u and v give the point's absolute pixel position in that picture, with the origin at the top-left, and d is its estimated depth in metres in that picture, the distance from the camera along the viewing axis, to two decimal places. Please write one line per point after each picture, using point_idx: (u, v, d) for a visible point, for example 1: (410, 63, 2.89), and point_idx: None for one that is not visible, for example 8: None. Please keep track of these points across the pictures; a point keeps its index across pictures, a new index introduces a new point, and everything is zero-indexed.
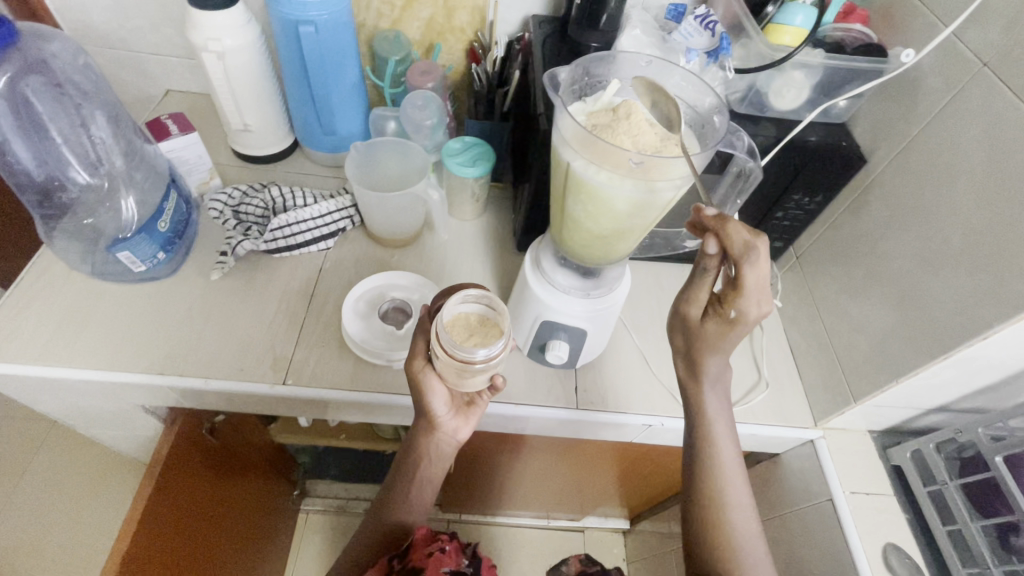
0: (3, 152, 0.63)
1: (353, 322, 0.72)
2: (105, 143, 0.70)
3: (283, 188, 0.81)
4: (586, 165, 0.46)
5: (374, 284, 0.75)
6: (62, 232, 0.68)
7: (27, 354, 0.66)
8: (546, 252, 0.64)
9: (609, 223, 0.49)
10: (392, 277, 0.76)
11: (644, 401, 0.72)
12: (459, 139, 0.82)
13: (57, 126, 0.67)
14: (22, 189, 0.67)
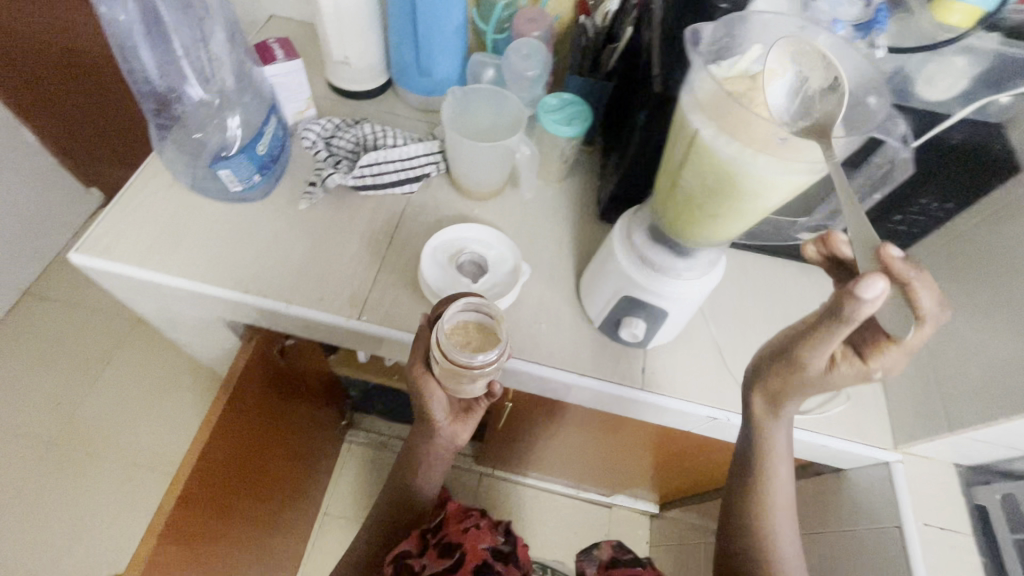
0: (132, 58, 0.69)
1: (430, 270, 0.72)
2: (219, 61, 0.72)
3: (374, 126, 0.81)
4: (715, 135, 0.42)
5: (455, 234, 0.75)
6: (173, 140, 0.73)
7: (131, 257, 0.70)
8: (638, 227, 0.61)
9: (727, 202, 0.45)
10: (472, 230, 0.76)
11: (712, 393, 0.70)
12: (557, 95, 0.79)
13: (180, 38, 0.70)
14: (147, 94, 0.72)
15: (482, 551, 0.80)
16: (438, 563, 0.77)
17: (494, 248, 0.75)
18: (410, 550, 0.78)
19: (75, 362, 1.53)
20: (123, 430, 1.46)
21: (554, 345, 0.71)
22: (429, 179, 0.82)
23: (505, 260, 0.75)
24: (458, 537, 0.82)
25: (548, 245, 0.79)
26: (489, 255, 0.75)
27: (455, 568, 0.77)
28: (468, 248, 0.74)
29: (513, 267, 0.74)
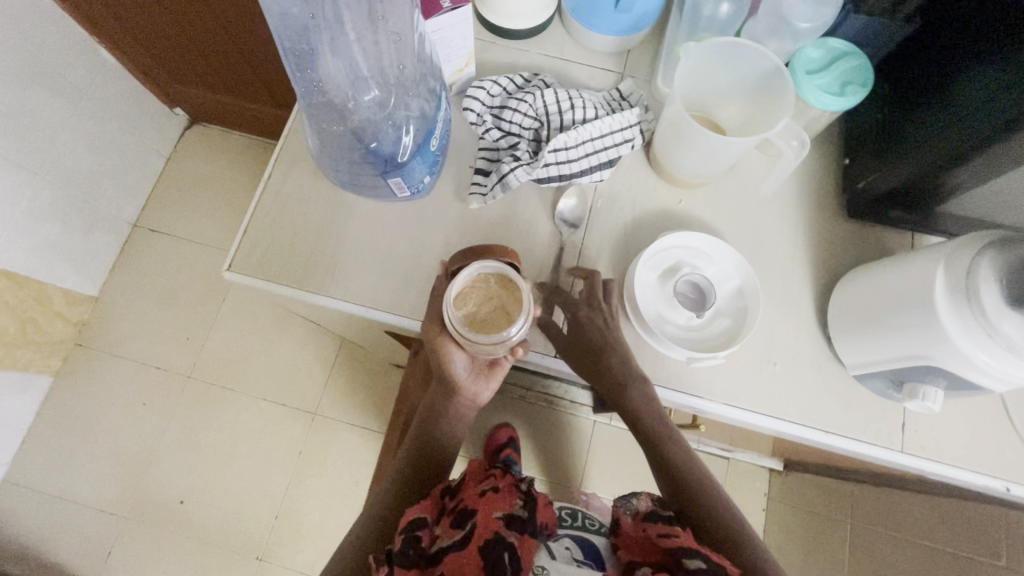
0: (297, 42, 0.46)
1: (642, 297, 0.58)
2: (397, 36, 0.48)
3: (556, 90, 0.62)
4: None
5: (668, 244, 0.59)
6: (337, 152, 0.51)
7: (288, 275, 0.60)
8: (988, 285, 0.43)
9: None
10: (690, 239, 0.59)
11: (993, 458, 0.56)
12: (821, 44, 0.56)
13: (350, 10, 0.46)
14: (307, 93, 0.48)
15: (496, 522, 0.56)
16: (448, 536, 0.55)
17: (715, 262, 0.59)
18: (421, 517, 0.57)
19: (196, 295, 1.48)
20: (251, 365, 1.44)
21: (792, 392, 0.58)
22: (622, 161, 0.64)
23: (729, 279, 0.59)
24: (474, 502, 0.59)
25: (778, 253, 0.61)
26: (709, 273, 0.59)
27: (464, 542, 0.54)
28: (686, 265, 0.59)
29: (741, 288, 0.59)
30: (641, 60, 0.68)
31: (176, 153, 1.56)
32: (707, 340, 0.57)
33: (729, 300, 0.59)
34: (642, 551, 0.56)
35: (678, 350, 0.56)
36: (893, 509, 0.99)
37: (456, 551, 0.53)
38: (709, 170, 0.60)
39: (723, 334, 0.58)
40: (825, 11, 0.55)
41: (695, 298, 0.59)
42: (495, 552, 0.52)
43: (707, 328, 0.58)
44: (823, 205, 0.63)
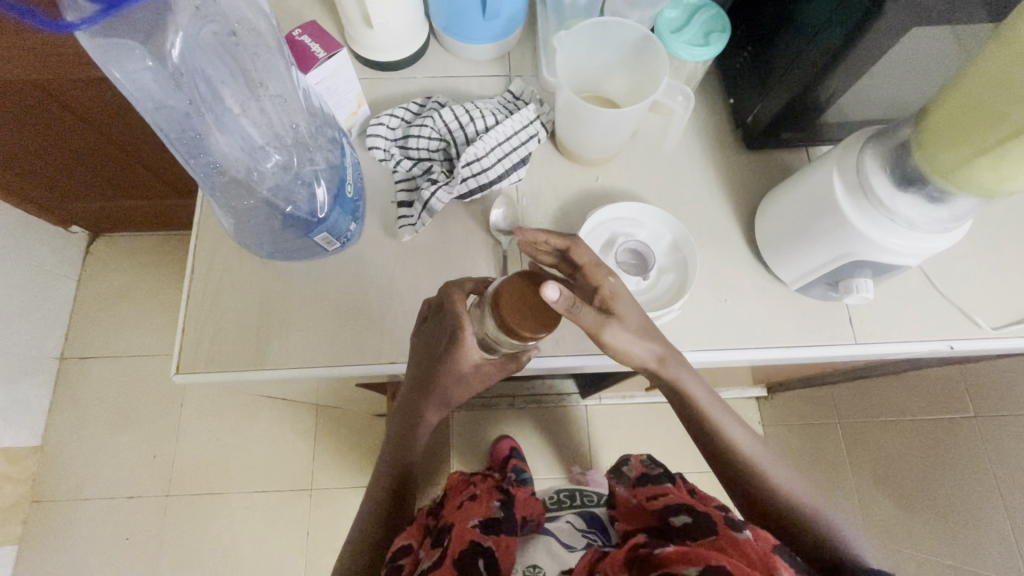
0: (192, 142, 0.46)
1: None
2: (285, 101, 0.48)
3: (453, 107, 0.63)
4: None
5: (601, 214, 0.62)
6: (257, 222, 0.52)
7: (241, 361, 0.58)
8: (877, 176, 0.47)
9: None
10: (618, 210, 0.62)
11: (932, 324, 0.62)
12: (675, 3, 0.60)
13: (228, 91, 0.45)
14: (210, 180, 0.48)
15: (472, 531, 0.60)
16: (428, 557, 0.58)
17: (646, 224, 0.63)
18: (404, 544, 0.60)
19: (151, 411, 1.40)
20: (230, 462, 1.37)
21: (748, 321, 0.61)
22: (534, 156, 0.66)
23: (664, 238, 0.62)
24: (451, 518, 0.63)
25: (698, 199, 0.65)
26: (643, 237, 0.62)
27: (441, 558, 0.56)
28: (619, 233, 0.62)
29: (675, 242, 0.62)
30: (522, 57, 0.71)
31: (86, 273, 1.47)
32: (660, 299, 0.60)
33: (668, 256, 0.62)
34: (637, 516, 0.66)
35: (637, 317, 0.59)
36: (871, 396, 1.07)
37: (436, 569, 0.54)
38: (613, 142, 0.63)
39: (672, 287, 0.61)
40: None
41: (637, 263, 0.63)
42: (473, 556, 0.56)
43: (658, 288, 0.61)
44: (724, 146, 0.68)
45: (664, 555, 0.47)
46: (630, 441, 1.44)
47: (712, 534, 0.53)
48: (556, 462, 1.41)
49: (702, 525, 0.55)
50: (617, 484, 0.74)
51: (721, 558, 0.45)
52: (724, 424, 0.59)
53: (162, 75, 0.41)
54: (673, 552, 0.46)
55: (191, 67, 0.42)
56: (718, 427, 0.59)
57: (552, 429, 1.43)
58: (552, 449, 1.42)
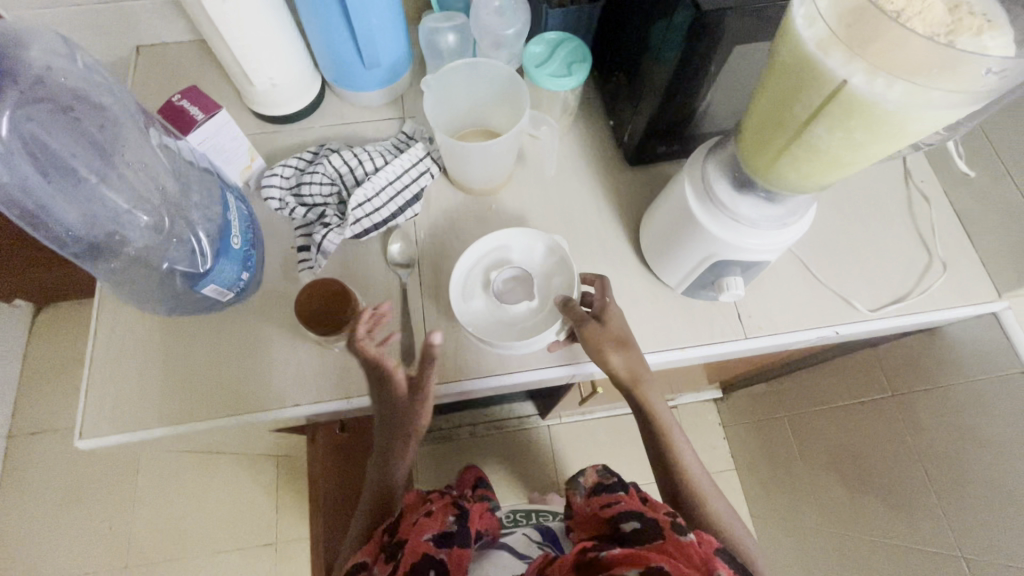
0: (50, 216, 0.48)
1: (486, 327, 0.60)
2: (144, 165, 0.52)
3: (343, 153, 0.66)
4: (830, 129, 0.36)
5: (460, 276, 0.61)
6: (137, 284, 0.54)
7: (145, 420, 0.59)
8: (720, 181, 0.51)
9: (824, 166, 0.40)
10: (470, 259, 0.62)
11: (816, 311, 0.65)
12: (539, 39, 0.64)
13: (82, 163, 0.49)
14: (79, 251, 0.50)
15: (427, 544, 0.52)
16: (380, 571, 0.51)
17: (507, 245, 0.63)
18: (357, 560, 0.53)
19: (105, 482, 1.36)
20: (191, 525, 1.34)
21: (642, 328, 0.64)
22: (429, 191, 0.69)
23: (534, 247, 0.63)
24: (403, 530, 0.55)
25: (588, 217, 0.69)
26: (509, 260, 0.62)
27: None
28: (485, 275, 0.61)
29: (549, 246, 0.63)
30: (413, 99, 0.75)
31: (31, 346, 1.45)
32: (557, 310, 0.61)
33: (545, 261, 0.63)
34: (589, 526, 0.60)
35: (547, 334, 0.58)
36: (806, 387, 1.10)
37: None
38: (497, 170, 0.67)
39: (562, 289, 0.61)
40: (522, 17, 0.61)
41: (519, 284, 0.62)
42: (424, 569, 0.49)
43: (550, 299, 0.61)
44: (609, 165, 0.72)
45: (609, 559, 0.47)
46: (594, 457, 1.45)
47: (658, 539, 0.50)
48: (523, 487, 1.41)
49: (651, 529, 0.52)
50: (574, 495, 0.69)
51: (658, 558, 0.46)
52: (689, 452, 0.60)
53: (2, 153, 0.44)
54: (618, 554, 0.47)
55: (36, 143, 0.46)
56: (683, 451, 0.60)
57: (516, 454, 1.43)
58: (518, 474, 1.42)
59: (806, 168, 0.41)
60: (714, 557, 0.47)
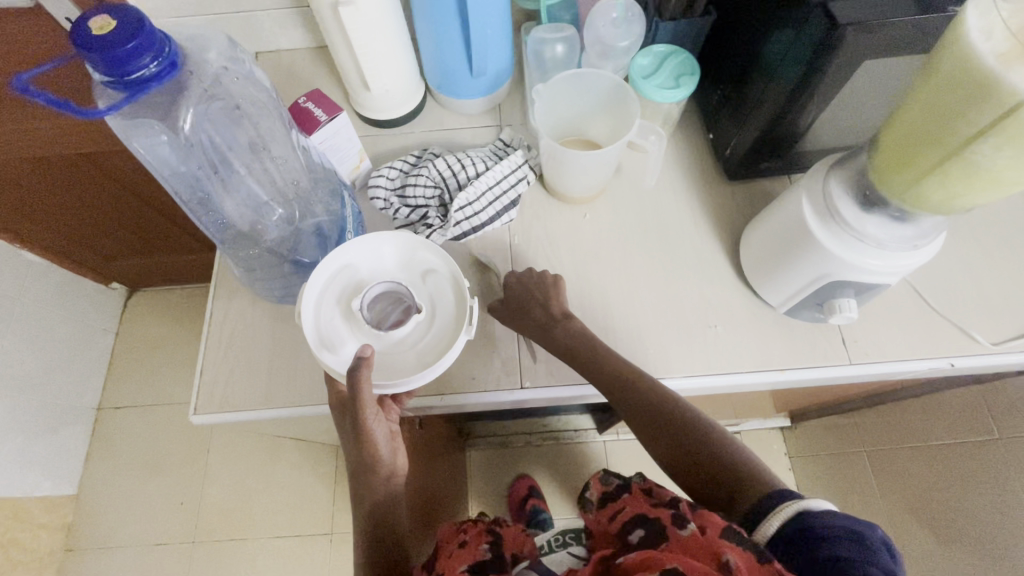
0: (206, 204, 0.52)
1: (395, 363, 0.53)
2: (287, 163, 0.54)
3: (446, 157, 0.68)
4: (997, 147, 0.34)
5: (335, 335, 0.53)
6: (263, 270, 0.57)
7: (253, 401, 0.62)
8: (842, 198, 0.49)
9: (978, 185, 0.38)
10: (334, 310, 0.54)
11: (929, 342, 0.62)
12: (647, 52, 0.64)
13: (238, 156, 0.52)
14: (224, 236, 0.54)
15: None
16: None
17: (357, 275, 0.56)
18: None
19: (179, 458, 1.45)
20: (254, 507, 1.39)
21: (737, 346, 0.62)
22: (524, 197, 0.71)
23: (385, 267, 0.57)
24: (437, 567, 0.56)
25: (684, 230, 0.68)
26: (371, 288, 0.55)
27: None
28: (357, 315, 0.54)
29: (404, 258, 0.58)
30: (511, 108, 0.76)
31: (123, 327, 1.56)
32: (450, 316, 0.55)
33: (409, 269, 0.58)
34: (602, 543, 0.57)
35: (461, 337, 0.53)
36: (894, 423, 1.03)
37: None
38: (595, 180, 0.67)
39: (447, 293, 0.57)
40: (636, 28, 0.62)
41: (380, 300, 0.57)
42: None
43: (438, 307, 0.56)
44: (706, 179, 0.71)
45: (626, 569, 0.43)
46: None
47: (663, 542, 0.45)
48: (576, 501, 1.39)
49: (655, 535, 0.47)
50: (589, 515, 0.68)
51: (674, 557, 0.41)
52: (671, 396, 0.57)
53: (178, 146, 0.48)
54: (632, 562, 0.43)
55: (203, 138, 0.49)
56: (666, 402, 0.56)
57: (569, 467, 1.42)
58: (571, 488, 1.40)
59: (957, 189, 0.39)
60: (721, 541, 0.42)
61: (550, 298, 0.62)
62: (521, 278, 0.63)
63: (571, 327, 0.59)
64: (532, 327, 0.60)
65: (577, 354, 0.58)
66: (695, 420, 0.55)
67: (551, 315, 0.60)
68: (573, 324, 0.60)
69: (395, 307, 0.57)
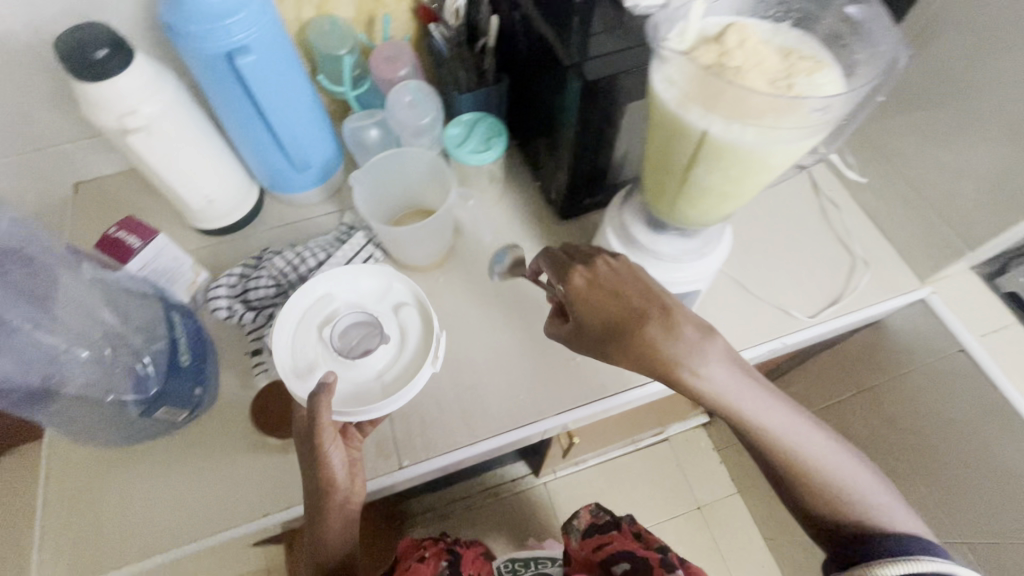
0: None
1: (363, 394, 0.56)
2: (84, 304, 0.55)
3: (285, 253, 0.68)
4: (705, 168, 0.40)
5: (305, 362, 0.57)
6: (75, 420, 0.54)
7: (107, 563, 0.55)
8: (636, 223, 0.55)
9: (713, 200, 0.44)
10: (301, 341, 0.58)
11: (760, 327, 0.68)
12: (456, 122, 0.69)
13: (15, 312, 0.49)
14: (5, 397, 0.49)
15: None
16: None
17: (336, 305, 0.60)
18: None
19: None
20: None
21: (599, 372, 0.66)
22: None
23: (363, 298, 0.61)
24: None
25: None
26: (344, 318, 0.59)
27: None
28: (327, 343, 0.57)
29: (385, 287, 0.62)
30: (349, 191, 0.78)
31: None
32: (417, 347, 0.59)
33: (384, 302, 0.61)
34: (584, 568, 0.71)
35: (425, 368, 0.56)
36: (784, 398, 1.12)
37: None
38: (436, 245, 0.70)
39: (415, 324, 0.60)
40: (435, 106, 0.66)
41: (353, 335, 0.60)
42: None
43: (407, 336, 0.59)
44: (543, 221, 0.76)
45: None
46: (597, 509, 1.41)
47: None
48: None
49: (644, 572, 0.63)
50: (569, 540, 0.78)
51: None
52: (806, 447, 0.46)
53: None
54: None
55: None
56: (821, 475, 0.46)
57: (516, 520, 1.38)
58: (523, 542, 1.36)
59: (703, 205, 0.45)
60: None
61: (641, 316, 0.46)
62: (587, 305, 0.48)
63: (711, 383, 0.43)
64: (599, 346, 0.48)
65: (689, 390, 0.45)
66: (805, 483, 0.46)
67: (649, 347, 0.44)
68: (721, 367, 0.44)
69: (369, 338, 0.61)
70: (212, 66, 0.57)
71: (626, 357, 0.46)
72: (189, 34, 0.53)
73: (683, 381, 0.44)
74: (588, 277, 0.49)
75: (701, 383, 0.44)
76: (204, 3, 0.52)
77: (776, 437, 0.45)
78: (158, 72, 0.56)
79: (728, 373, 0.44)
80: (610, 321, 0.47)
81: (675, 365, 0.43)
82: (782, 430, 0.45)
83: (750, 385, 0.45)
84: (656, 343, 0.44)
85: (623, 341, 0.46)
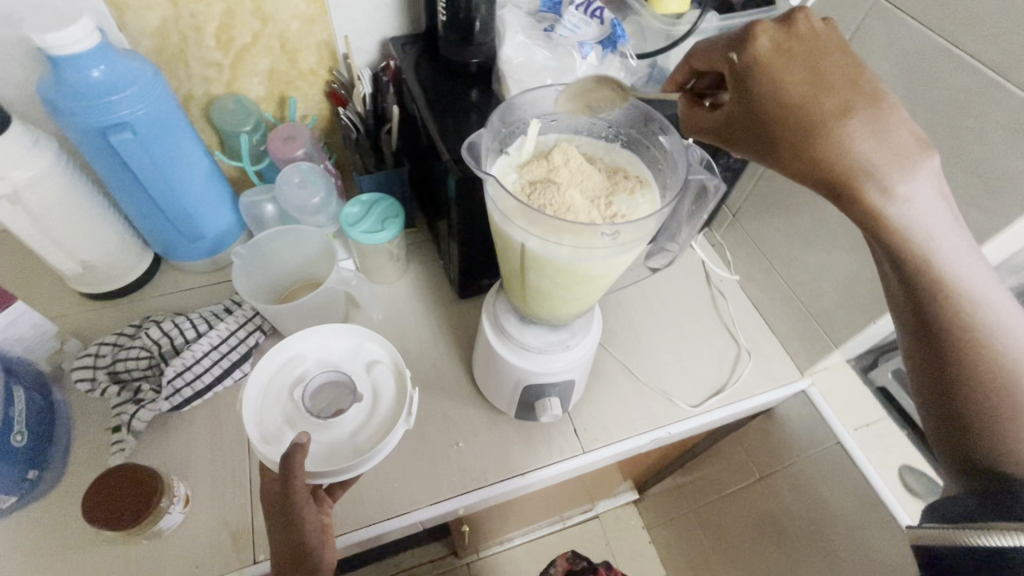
0: None
1: (334, 454, 0.54)
2: None
3: (164, 323, 0.66)
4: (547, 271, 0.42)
5: (273, 427, 0.55)
6: None
7: None
8: (506, 314, 0.57)
9: (559, 298, 0.46)
10: (274, 405, 0.56)
11: (646, 415, 0.69)
12: (356, 202, 0.70)
13: None
14: None
15: None
16: None
17: (306, 367, 0.59)
18: None
19: None
20: None
21: (481, 459, 0.64)
22: (262, 347, 0.69)
23: (331, 358, 0.60)
24: None
25: (425, 352, 0.71)
26: (315, 378, 0.58)
27: None
28: (298, 406, 0.56)
29: (349, 348, 0.61)
30: None
31: None
32: (391, 405, 0.57)
33: (354, 360, 0.61)
34: None
35: (399, 427, 0.54)
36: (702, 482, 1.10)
37: None
38: (326, 319, 0.69)
39: (390, 382, 0.59)
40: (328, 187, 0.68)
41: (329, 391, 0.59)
42: None
43: (381, 394, 0.58)
44: (443, 299, 0.76)
45: None
46: None
47: None
48: None
49: None
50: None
51: None
52: (1005, 337, 0.36)
53: None
54: None
55: None
56: (988, 337, 0.36)
57: None
58: None
59: (554, 302, 0.48)
60: None
61: (819, 90, 0.36)
62: (766, 76, 0.38)
63: (879, 193, 0.33)
64: (767, 144, 0.37)
65: (852, 199, 0.34)
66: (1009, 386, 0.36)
67: (766, 80, 0.38)
68: (912, 186, 0.33)
69: (338, 396, 0.59)
70: (96, 139, 0.57)
71: (813, 143, 0.34)
72: (71, 109, 0.53)
73: (859, 201, 0.34)
74: (773, 51, 0.39)
75: (878, 194, 0.33)
76: (88, 82, 0.53)
77: (956, 296, 0.35)
78: (34, 141, 0.56)
79: (940, 204, 0.34)
80: (786, 104, 0.36)
81: (863, 143, 0.34)
82: (999, 313, 0.36)
83: (945, 218, 0.35)
84: (775, 72, 0.37)
85: (782, 141, 0.36)
